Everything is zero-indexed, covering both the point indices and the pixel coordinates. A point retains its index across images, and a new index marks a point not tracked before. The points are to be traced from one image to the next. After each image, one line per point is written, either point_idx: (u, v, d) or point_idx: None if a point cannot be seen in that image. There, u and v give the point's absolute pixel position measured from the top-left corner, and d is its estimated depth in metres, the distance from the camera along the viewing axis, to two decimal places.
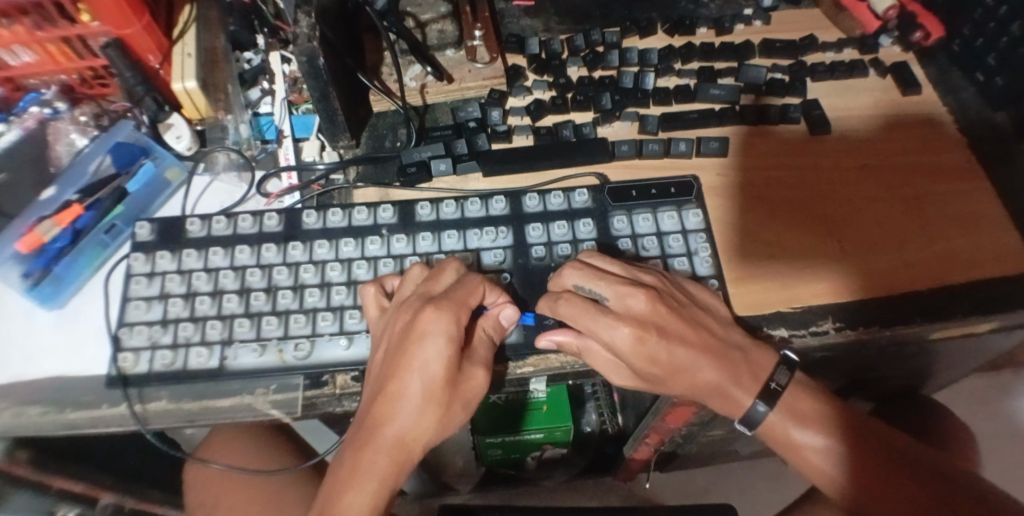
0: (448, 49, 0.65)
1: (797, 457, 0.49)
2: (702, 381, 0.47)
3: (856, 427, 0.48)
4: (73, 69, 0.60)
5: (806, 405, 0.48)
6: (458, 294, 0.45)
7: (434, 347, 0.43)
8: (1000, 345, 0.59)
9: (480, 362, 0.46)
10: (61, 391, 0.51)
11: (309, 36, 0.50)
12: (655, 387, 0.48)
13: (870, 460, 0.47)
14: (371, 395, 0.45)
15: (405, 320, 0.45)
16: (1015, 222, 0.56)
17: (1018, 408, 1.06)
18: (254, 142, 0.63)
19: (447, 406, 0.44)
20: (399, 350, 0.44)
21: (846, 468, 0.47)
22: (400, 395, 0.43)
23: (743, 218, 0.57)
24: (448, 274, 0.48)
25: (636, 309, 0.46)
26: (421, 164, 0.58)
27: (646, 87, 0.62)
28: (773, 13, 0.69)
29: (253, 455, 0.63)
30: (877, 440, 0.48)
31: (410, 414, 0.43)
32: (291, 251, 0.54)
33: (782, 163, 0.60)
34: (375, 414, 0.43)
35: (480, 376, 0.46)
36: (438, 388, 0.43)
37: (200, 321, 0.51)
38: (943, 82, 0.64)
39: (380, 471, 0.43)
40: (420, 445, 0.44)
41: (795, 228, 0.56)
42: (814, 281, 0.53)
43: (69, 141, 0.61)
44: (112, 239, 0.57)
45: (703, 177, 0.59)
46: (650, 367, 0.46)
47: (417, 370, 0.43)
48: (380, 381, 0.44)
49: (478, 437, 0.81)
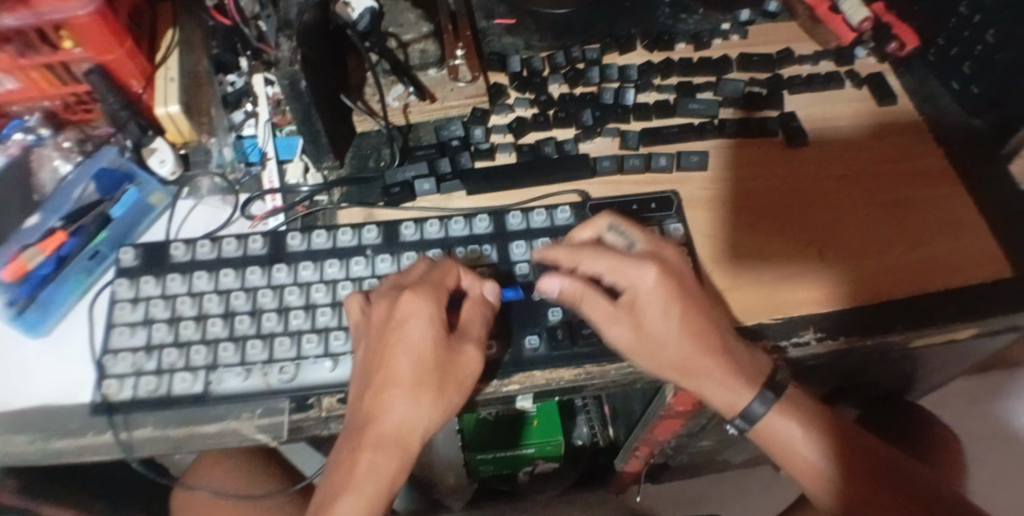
0: (431, 68, 0.65)
1: (784, 445, 0.49)
2: (707, 343, 0.47)
3: (840, 433, 0.49)
4: (56, 95, 0.59)
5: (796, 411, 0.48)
6: (434, 276, 0.48)
7: (417, 329, 0.45)
8: (985, 349, 0.60)
9: (471, 340, 0.47)
10: (46, 418, 0.50)
11: (291, 59, 0.51)
12: (654, 350, 0.47)
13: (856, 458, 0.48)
14: (360, 390, 0.46)
15: (382, 310, 0.46)
16: (994, 226, 0.57)
17: (1006, 410, 1.08)
18: (239, 165, 0.63)
19: (441, 388, 0.45)
20: (382, 340, 0.45)
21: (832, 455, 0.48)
22: (390, 386, 0.44)
23: (731, 232, 0.57)
24: (418, 265, 0.50)
25: (667, 255, 0.50)
26: (405, 183, 0.59)
27: (627, 102, 0.63)
28: (751, 27, 0.69)
29: (241, 479, 0.64)
30: (861, 450, 0.48)
31: (403, 403, 0.44)
32: (276, 273, 0.54)
33: (763, 176, 0.60)
34: (368, 409, 0.44)
35: (472, 352, 0.46)
36: (427, 372, 0.45)
37: (185, 346, 0.51)
38: (919, 90, 0.65)
39: (378, 467, 0.43)
40: (418, 436, 0.45)
41: (780, 241, 0.56)
42: (803, 290, 0.54)
43: (52, 167, 0.61)
44: (97, 265, 0.58)
45: (686, 193, 0.59)
46: (666, 315, 0.47)
47: (403, 353, 0.45)
48: (368, 375, 0.45)
49: (470, 452, 0.85)
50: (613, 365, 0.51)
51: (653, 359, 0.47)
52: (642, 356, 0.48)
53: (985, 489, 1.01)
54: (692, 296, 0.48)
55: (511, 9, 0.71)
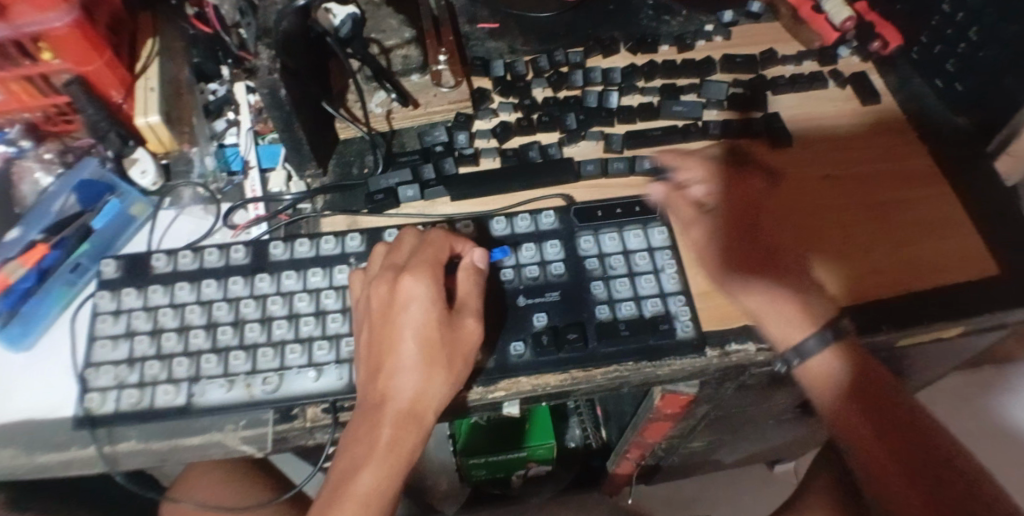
0: (414, 74, 0.65)
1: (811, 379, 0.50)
2: (768, 249, 0.53)
3: (868, 393, 0.48)
4: (37, 106, 0.59)
5: (820, 369, 0.49)
6: (428, 254, 0.49)
7: (418, 309, 0.47)
8: (973, 346, 0.60)
9: (471, 313, 0.48)
10: (27, 434, 0.50)
11: (270, 68, 0.50)
12: (719, 251, 0.54)
13: (880, 411, 0.47)
14: (368, 372, 0.47)
15: (381, 293, 0.48)
16: (979, 224, 0.57)
17: (995, 405, 1.09)
18: (221, 174, 0.63)
19: (449, 363, 0.46)
20: (384, 324, 0.47)
21: (850, 400, 0.48)
22: (398, 367, 0.46)
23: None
24: (408, 241, 0.51)
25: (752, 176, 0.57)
26: (389, 190, 0.58)
27: (611, 105, 0.63)
28: (735, 28, 0.69)
29: (229, 493, 0.64)
30: (893, 418, 0.47)
31: (415, 380, 0.45)
32: (258, 283, 0.53)
33: (753, 171, 0.59)
34: (382, 388, 0.46)
35: (472, 325, 0.47)
36: (434, 349, 0.46)
37: (167, 358, 0.51)
38: (904, 88, 0.65)
39: (397, 443, 0.45)
40: (430, 411, 0.46)
41: (768, 238, 0.55)
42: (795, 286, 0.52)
43: (34, 180, 0.61)
44: (79, 278, 0.57)
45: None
46: (730, 223, 0.55)
47: (407, 334, 0.46)
48: (375, 357, 0.47)
49: (461, 457, 0.85)
50: (599, 370, 0.50)
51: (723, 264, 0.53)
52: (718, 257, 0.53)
53: None
54: (755, 209, 0.55)
55: (494, 13, 0.71)
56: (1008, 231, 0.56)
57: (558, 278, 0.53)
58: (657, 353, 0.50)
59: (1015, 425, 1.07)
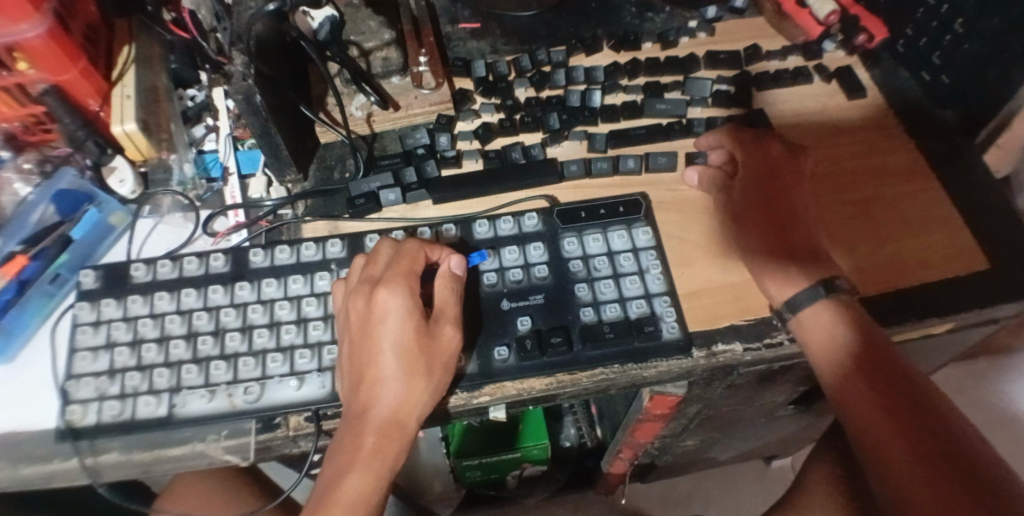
0: (394, 76, 0.64)
1: (815, 347, 0.49)
2: (783, 217, 0.55)
3: (874, 363, 0.47)
4: (14, 117, 0.57)
5: (824, 337, 0.49)
6: (402, 264, 0.49)
7: (396, 322, 0.47)
8: (964, 341, 0.59)
9: (450, 321, 0.47)
10: (9, 448, 0.49)
11: (243, 74, 0.50)
12: (736, 220, 0.56)
13: (883, 382, 0.46)
14: (350, 383, 0.46)
15: (359, 305, 0.47)
16: (966, 218, 0.56)
17: (991, 395, 1.09)
18: (200, 181, 0.62)
19: (429, 371, 0.46)
20: (364, 335, 0.47)
21: (853, 368, 0.47)
22: (379, 378, 0.45)
23: (697, 233, 0.57)
24: (385, 252, 0.50)
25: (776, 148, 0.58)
26: (370, 194, 0.58)
27: (594, 104, 0.62)
28: (719, 23, 0.69)
29: (217, 501, 0.64)
30: (899, 391, 0.45)
31: (396, 390, 0.45)
32: (239, 291, 0.53)
33: (754, 159, 0.57)
34: (365, 398, 0.45)
35: (450, 333, 0.47)
36: (414, 358, 0.46)
37: (147, 369, 0.50)
38: (889, 82, 0.65)
39: (381, 450, 0.45)
40: (414, 418, 0.46)
41: (767, 230, 0.54)
42: (797, 276, 0.51)
43: (13, 190, 0.59)
44: (58, 289, 0.56)
45: (654, 197, 0.59)
46: (749, 194, 0.56)
47: (385, 345, 0.46)
48: (357, 369, 0.46)
49: (455, 459, 0.84)
50: (585, 373, 0.50)
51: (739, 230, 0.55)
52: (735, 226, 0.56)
53: None
54: (780, 180, 0.56)
55: (475, 12, 0.70)
56: (995, 224, 0.56)
57: (542, 280, 0.53)
58: (643, 355, 0.50)
59: (1012, 415, 1.07)
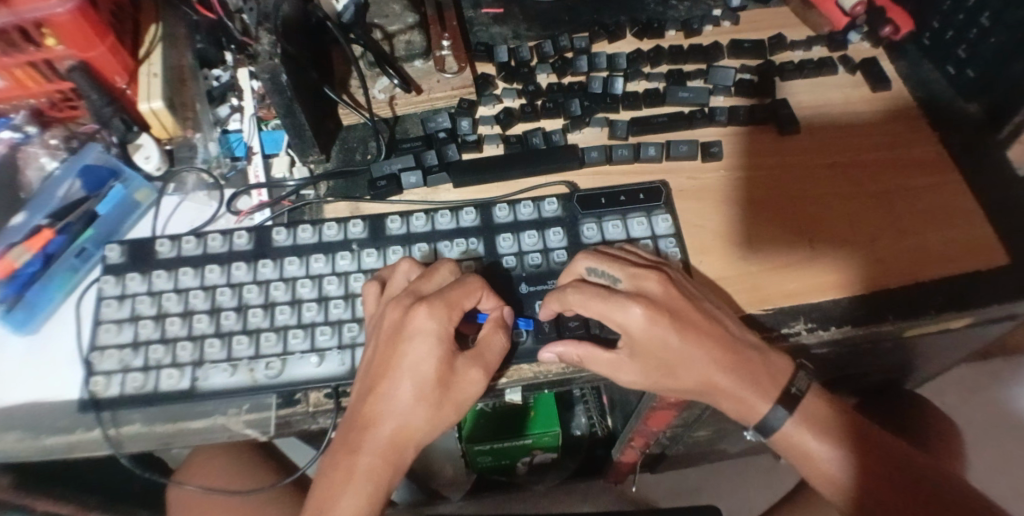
0: (417, 60, 0.64)
1: (807, 465, 0.50)
2: (801, 212, 0.57)
3: (864, 463, 0.48)
4: (42, 93, 0.58)
5: (821, 465, 0.49)
6: (452, 295, 0.46)
7: (424, 347, 0.45)
8: (983, 337, 0.59)
9: (479, 363, 0.46)
10: (33, 417, 0.50)
11: (270, 53, 0.50)
12: (754, 209, 0.57)
13: (878, 471, 0.48)
14: (359, 394, 0.46)
15: (395, 317, 0.46)
16: (991, 216, 0.56)
17: (1013, 395, 1.08)
18: (224, 159, 0.63)
19: (439, 406, 0.45)
20: (390, 348, 0.45)
21: (851, 476, 0.48)
22: (390, 396, 0.44)
23: (633, 335, 0.46)
24: (442, 274, 0.49)
25: (796, 142, 0.61)
26: (392, 177, 0.58)
27: (616, 91, 0.62)
28: (742, 13, 0.68)
29: (233, 476, 0.65)
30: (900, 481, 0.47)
31: (404, 413, 0.44)
32: (262, 268, 0.54)
33: (769, 151, 0.60)
34: (366, 414, 0.45)
35: (475, 376, 0.46)
36: (429, 389, 0.45)
37: (171, 342, 0.51)
38: (914, 74, 0.64)
39: (375, 471, 0.44)
40: (414, 442, 0.45)
41: (723, 354, 0.46)
42: (750, 395, 0.48)
43: (38, 165, 0.60)
44: (83, 263, 0.57)
45: (569, 302, 0.47)
46: (763, 187, 0.58)
47: (407, 371, 0.44)
48: (369, 381, 0.46)
49: (466, 444, 0.85)
50: None
51: (756, 221, 0.56)
52: (752, 217, 0.57)
53: (988, 475, 1.02)
54: (797, 173, 0.59)
55: None
56: (1016, 221, 0.55)
57: (560, 265, 0.53)
58: None
59: None
